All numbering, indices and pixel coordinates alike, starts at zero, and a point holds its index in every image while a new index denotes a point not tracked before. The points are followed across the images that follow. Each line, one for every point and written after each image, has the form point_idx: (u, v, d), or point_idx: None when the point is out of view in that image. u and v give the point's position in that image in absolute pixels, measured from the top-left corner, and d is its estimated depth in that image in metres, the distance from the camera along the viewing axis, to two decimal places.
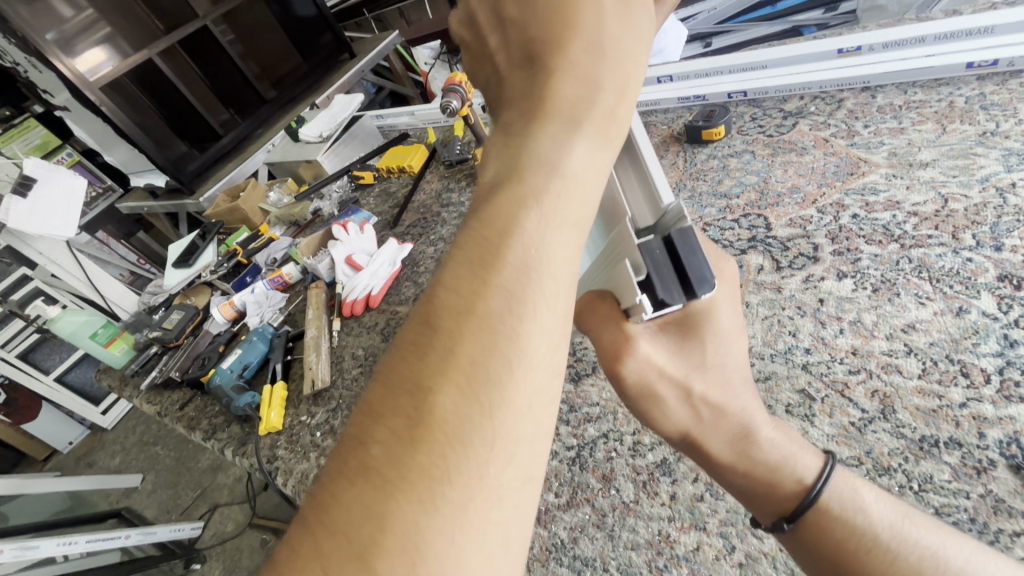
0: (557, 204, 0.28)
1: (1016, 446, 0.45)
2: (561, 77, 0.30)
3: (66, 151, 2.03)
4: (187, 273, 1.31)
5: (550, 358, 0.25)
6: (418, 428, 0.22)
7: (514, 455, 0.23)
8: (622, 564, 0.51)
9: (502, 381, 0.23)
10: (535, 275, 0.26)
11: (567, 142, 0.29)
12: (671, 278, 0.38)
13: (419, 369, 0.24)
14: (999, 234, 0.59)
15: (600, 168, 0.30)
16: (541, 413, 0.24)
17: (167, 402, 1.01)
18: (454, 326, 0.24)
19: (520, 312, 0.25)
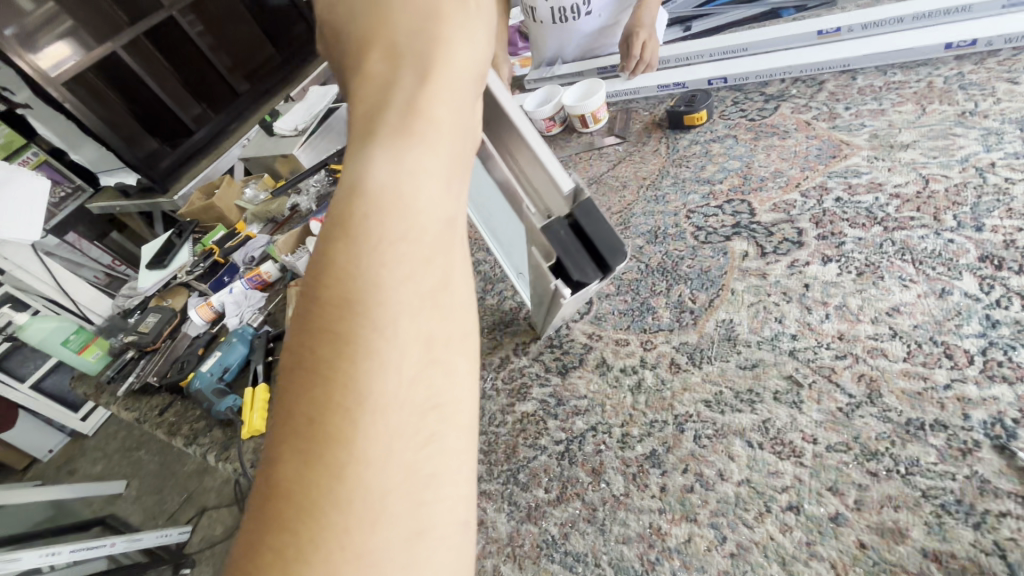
0: (409, 218, 0.27)
1: (1000, 426, 0.45)
2: (374, 88, 0.30)
3: (32, 149, 1.76)
4: (162, 274, 1.27)
5: (411, 360, 0.25)
6: (302, 470, 0.23)
7: (406, 462, 0.23)
8: (614, 558, 0.50)
9: (364, 399, 0.24)
10: (379, 291, 0.26)
11: (394, 150, 0.28)
12: (582, 258, 0.45)
13: (290, 419, 0.24)
14: (980, 214, 0.59)
15: (436, 156, 0.29)
16: (418, 411, 0.24)
17: (146, 408, 0.98)
18: (317, 368, 0.24)
19: (377, 332, 0.25)
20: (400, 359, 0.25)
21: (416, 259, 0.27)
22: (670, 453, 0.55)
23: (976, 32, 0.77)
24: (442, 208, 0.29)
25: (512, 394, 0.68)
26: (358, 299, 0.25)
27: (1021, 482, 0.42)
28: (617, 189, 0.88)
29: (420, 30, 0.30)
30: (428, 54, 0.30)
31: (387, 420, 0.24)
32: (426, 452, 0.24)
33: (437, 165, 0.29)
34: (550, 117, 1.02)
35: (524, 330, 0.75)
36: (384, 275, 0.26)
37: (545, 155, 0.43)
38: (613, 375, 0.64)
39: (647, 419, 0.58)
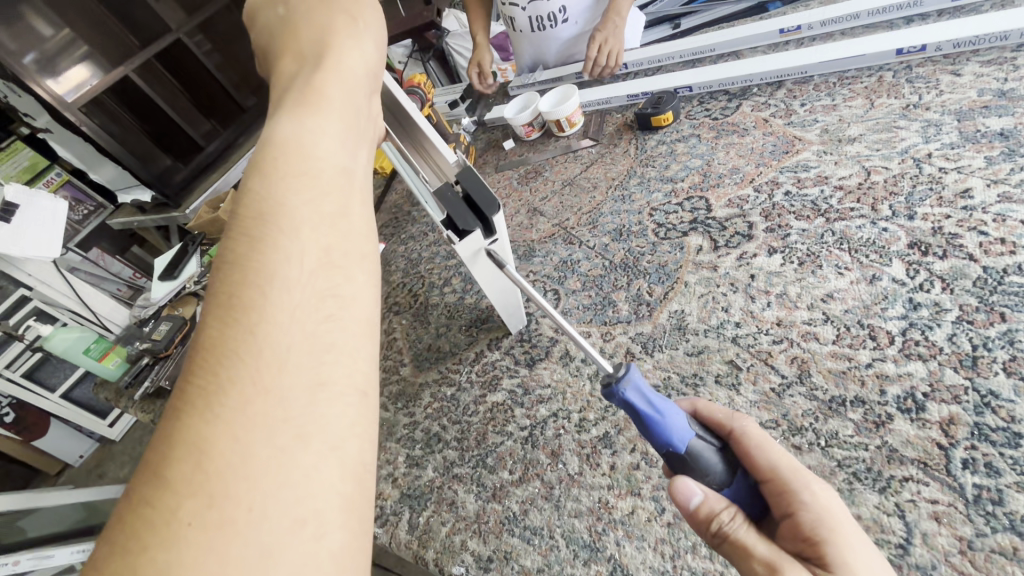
0: (309, 211, 0.33)
1: (911, 400, 0.49)
2: (298, 121, 0.37)
3: (56, 170, 1.85)
4: (173, 285, 1.36)
5: (306, 341, 0.28)
6: (199, 408, 0.24)
7: (301, 396, 0.26)
8: (567, 530, 0.55)
9: (265, 346, 0.27)
10: (280, 277, 0.29)
11: (303, 176, 0.34)
12: (468, 212, 0.54)
13: (187, 375, 0.26)
14: (913, 203, 0.63)
15: (341, 179, 0.36)
16: (308, 386, 0.27)
17: (161, 410, 1.05)
18: (216, 329, 0.27)
19: (278, 295, 0.29)
20: (299, 314, 0.29)
21: (317, 239, 0.32)
22: (620, 434, 0.60)
23: (925, 37, 0.79)
24: (339, 206, 0.34)
25: (483, 386, 0.72)
26: (261, 269, 0.29)
27: (924, 449, 0.46)
28: (587, 190, 0.90)
29: (324, 90, 0.39)
30: (327, 106, 0.38)
31: (286, 361, 0.27)
32: (320, 387, 0.27)
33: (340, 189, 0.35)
34: (528, 124, 1.03)
35: (496, 327, 0.79)
36: (287, 251, 0.30)
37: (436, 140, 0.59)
38: (574, 365, 0.69)
39: (602, 405, 0.63)
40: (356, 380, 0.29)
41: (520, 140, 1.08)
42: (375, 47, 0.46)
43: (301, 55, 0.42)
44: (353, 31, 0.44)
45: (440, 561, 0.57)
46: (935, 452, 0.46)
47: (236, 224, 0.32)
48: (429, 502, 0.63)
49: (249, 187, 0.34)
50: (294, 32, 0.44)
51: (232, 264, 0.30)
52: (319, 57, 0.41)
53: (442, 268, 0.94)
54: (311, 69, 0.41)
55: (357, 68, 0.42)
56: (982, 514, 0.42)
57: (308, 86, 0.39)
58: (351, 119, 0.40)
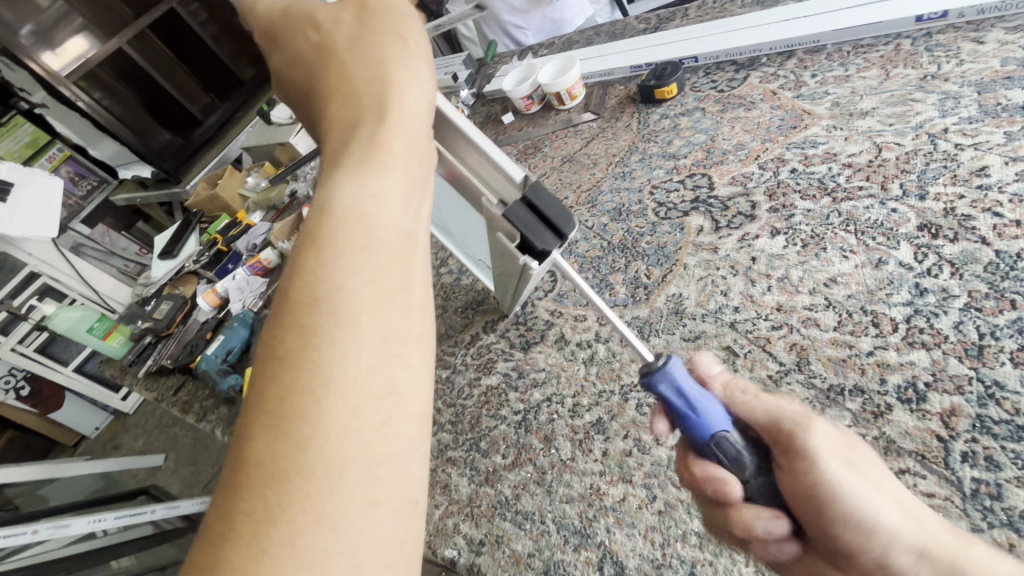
0: (368, 295, 0.30)
1: (912, 390, 0.48)
2: (350, 184, 0.33)
3: (57, 145, 1.83)
4: (173, 264, 1.37)
5: (362, 455, 0.27)
6: (248, 542, 0.24)
7: (354, 523, 0.25)
8: (557, 516, 0.55)
9: (317, 466, 0.26)
10: (337, 384, 0.27)
11: (355, 253, 0.31)
12: (542, 230, 0.47)
13: (236, 494, 0.25)
14: (925, 182, 0.61)
15: (396, 252, 0.33)
16: (364, 506, 0.26)
17: (163, 388, 1.04)
18: (266, 444, 0.26)
19: (336, 404, 0.27)
20: (356, 425, 0.27)
21: (376, 327, 0.30)
22: (614, 420, 0.59)
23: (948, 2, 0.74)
24: (399, 284, 0.32)
25: (478, 368, 0.71)
26: (316, 371, 0.27)
27: (922, 442, 0.45)
28: (588, 167, 0.86)
29: (389, 144, 0.35)
30: (390, 163, 0.35)
31: (342, 480, 0.26)
32: (374, 506, 0.26)
33: (393, 266, 0.32)
34: (527, 96, 0.99)
35: (492, 309, 0.78)
36: (345, 348, 0.28)
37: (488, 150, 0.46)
38: (569, 349, 0.68)
39: (597, 390, 0.63)
40: (408, 491, 0.28)
41: (519, 113, 1.04)
42: (430, 69, 0.40)
43: (354, 97, 0.38)
44: (409, 61, 0.39)
45: (434, 543, 0.58)
46: (934, 445, 0.45)
47: (286, 309, 0.30)
48: (423, 484, 0.63)
49: (297, 260, 0.31)
50: (343, 67, 0.39)
51: (282, 359, 0.28)
52: (377, 99, 0.37)
53: (440, 247, 0.93)
54: (370, 115, 0.37)
55: (420, 108, 0.38)
56: (979, 509, 0.41)
57: (368, 139, 0.36)
58: (413, 175, 0.36)
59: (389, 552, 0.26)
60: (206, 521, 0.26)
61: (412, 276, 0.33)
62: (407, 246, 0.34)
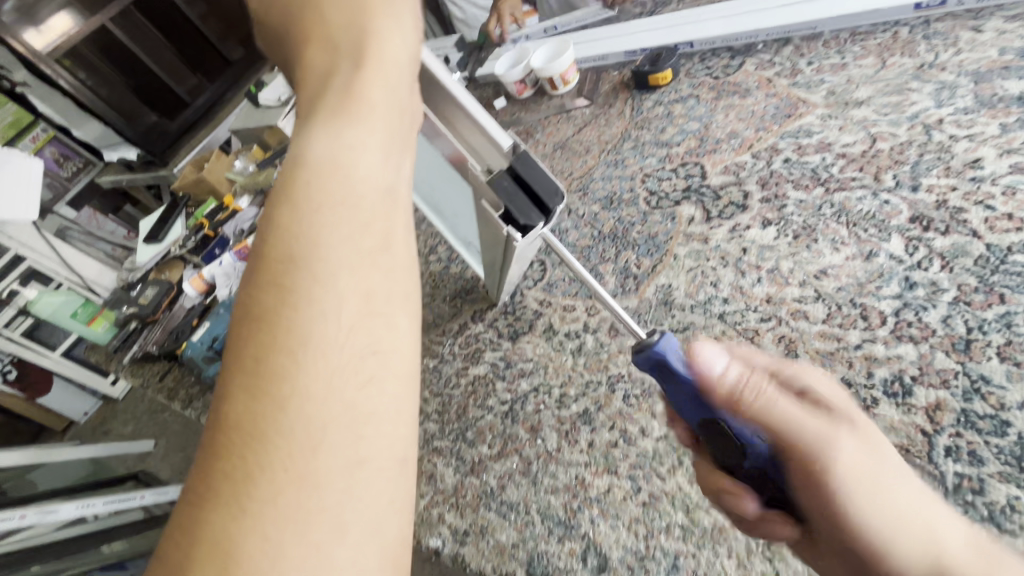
0: (348, 250, 0.29)
1: (898, 384, 0.48)
2: (327, 138, 0.32)
3: (41, 126, 1.76)
4: (159, 248, 1.35)
5: (344, 414, 0.25)
6: (227, 505, 0.23)
7: (338, 482, 0.24)
8: (542, 506, 0.55)
9: (296, 425, 0.24)
10: (314, 342, 0.26)
11: (334, 208, 0.30)
12: (528, 205, 0.47)
13: (213, 457, 0.24)
14: (918, 173, 0.60)
15: (378, 207, 0.31)
16: (348, 465, 0.25)
17: (149, 374, 1.02)
18: (242, 405, 0.25)
19: (314, 361, 0.26)
20: (336, 382, 0.26)
21: (357, 282, 0.28)
22: (600, 411, 0.59)
23: None
24: (382, 239, 0.30)
25: (466, 357, 0.71)
26: (293, 330, 0.26)
27: (907, 435, 0.45)
28: (580, 154, 0.85)
29: (367, 95, 0.34)
30: (370, 115, 0.33)
31: (323, 439, 0.24)
32: (359, 465, 0.25)
33: (375, 220, 0.30)
34: (520, 81, 0.97)
35: (481, 298, 0.77)
36: (323, 305, 0.27)
37: (482, 118, 0.45)
38: (558, 339, 0.67)
39: (584, 380, 0.62)
40: (395, 449, 0.26)
41: (511, 98, 1.02)
42: (411, 13, 0.38)
43: (330, 44, 0.36)
44: (389, 4, 0.37)
45: (418, 532, 0.57)
46: (918, 438, 0.45)
47: (262, 269, 0.28)
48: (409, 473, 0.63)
49: (273, 217, 0.30)
50: (314, 8, 0.36)
51: (258, 319, 0.27)
52: (355, 47, 0.35)
53: (429, 234, 0.91)
54: (348, 64, 0.35)
55: (401, 56, 0.36)
56: (961, 503, 0.41)
57: (346, 89, 0.34)
58: (397, 131, 0.35)
59: (376, 510, 0.25)
60: (186, 486, 0.25)
61: (397, 230, 0.31)
62: (389, 200, 0.32)
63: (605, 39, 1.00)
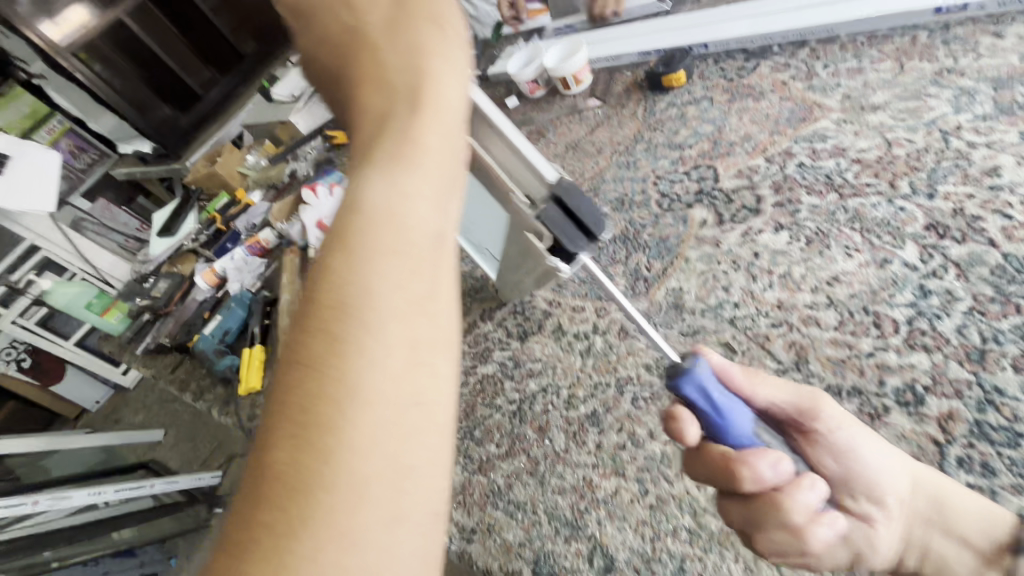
0: (398, 297, 0.29)
1: (910, 393, 0.47)
2: (381, 182, 0.32)
3: (56, 118, 1.82)
4: (172, 241, 1.37)
5: (389, 469, 0.25)
6: (268, 558, 0.23)
7: (378, 541, 0.24)
8: (549, 506, 0.55)
9: (342, 479, 0.24)
10: (364, 394, 0.26)
11: (385, 254, 0.30)
12: (574, 231, 0.47)
13: (256, 507, 0.24)
14: (935, 180, 0.59)
15: (427, 255, 0.31)
16: (390, 523, 0.25)
17: (161, 366, 1.04)
18: (289, 455, 0.25)
19: (363, 414, 0.26)
20: (382, 437, 0.26)
21: (406, 333, 0.28)
22: (609, 413, 0.59)
23: None
24: (430, 287, 0.30)
25: (475, 356, 0.71)
26: (342, 380, 0.26)
27: (918, 445, 0.45)
28: (591, 155, 0.85)
29: (421, 138, 0.33)
30: (424, 159, 0.33)
31: (367, 495, 0.25)
32: (400, 524, 0.25)
33: (423, 267, 0.30)
34: (533, 80, 0.97)
35: (491, 297, 0.77)
36: (373, 356, 0.27)
37: (525, 148, 0.46)
38: (567, 340, 0.67)
39: (593, 381, 0.62)
40: (432, 506, 0.26)
41: (523, 96, 1.02)
42: (468, 58, 0.39)
43: (387, 84, 0.36)
44: (446, 47, 0.37)
45: None
46: (929, 449, 0.44)
47: (312, 314, 0.28)
48: None
49: (324, 258, 0.30)
50: (375, 51, 0.37)
51: (307, 366, 0.27)
52: (412, 89, 0.35)
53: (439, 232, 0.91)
54: (403, 103, 0.35)
55: (455, 99, 0.36)
56: None
57: (400, 132, 0.34)
58: (447, 169, 0.34)
59: (413, 570, 0.25)
60: (223, 533, 0.25)
61: (443, 278, 0.31)
62: (438, 245, 0.32)
63: (618, 37, 0.99)
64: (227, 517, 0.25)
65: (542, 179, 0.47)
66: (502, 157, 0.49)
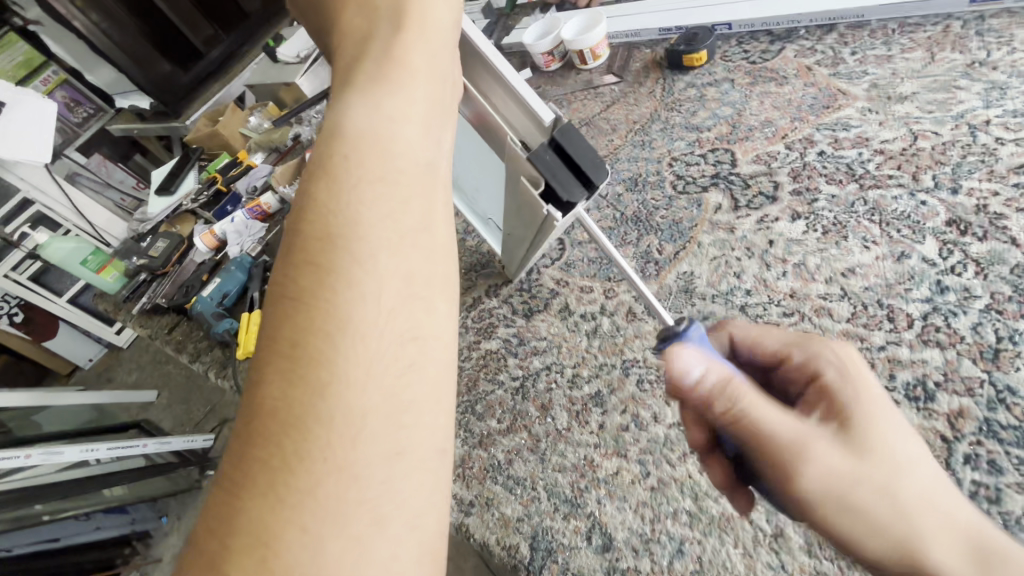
0: (389, 228, 0.28)
1: (920, 388, 0.47)
2: (368, 109, 0.31)
3: (52, 68, 1.74)
4: (170, 201, 1.34)
5: (382, 398, 0.25)
6: (267, 498, 0.22)
7: (377, 473, 0.23)
8: (549, 483, 0.55)
9: (335, 410, 0.24)
10: (350, 322, 0.25)
11: (372, 184, 0.29)
12: (569, 177, 0.45)
13: (248, 443, 0.24)
14: (960, 175, 0.58)
15: (417, 183, 0.30)
16: (388, 449, 0.24)
17: (157, 326, 1.02)
18: (280, 385, 0.24)
19: (351, 344, 0.25)
20: (374, 366, 0.25)
21: (398, 263, 0.27)
22: (613, 394, 0.59)
23: None
24: (422, 215, 0.29)
25: (478, 332, 0.70)
26: (332, 312, 0.25)
27: (926, 440, 0.45)
28: (606, 133, 0.83)
29: (408, 61, 0.33)
30: (413, 84, 0.32)
31: (362, 428, 0.24)
32: (397, 457, 0.24)
33: (415, 195, 0.29)
34: (548, 52, 0.93)
35: (497, 272, 0.75)
36: (363, 285, 0.26)
37: (520, 85, 0.44)
38: (573, 320, 0.67)
39: (598, 362, 0.62)
40: (434, 441, 0.25)
41: (538, 69, 0.99)
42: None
43: (371, 11, 0.35)
44: None
45: None
46: (937, 444, 0.44)
47: (298, 245, 0.28)
48: None
49: (310, 191, 0.29)
50: None
51: (294, 298, 0.26)
52: (396, 13, 0.35)
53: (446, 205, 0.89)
54: (389, 28, 0.34)
55: (443, 23, 0.36)
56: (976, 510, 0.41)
57: (387, 58, 0.33)
58: (438, 99, 0.34)
59: (414, 494, 0.24)
60: (219, 478, 0.24)
61: (435, 202, 0.30)
62: (425, 168, 0.31)
63: (640, 9, 0.96)
64: (220, 469, 0.25)
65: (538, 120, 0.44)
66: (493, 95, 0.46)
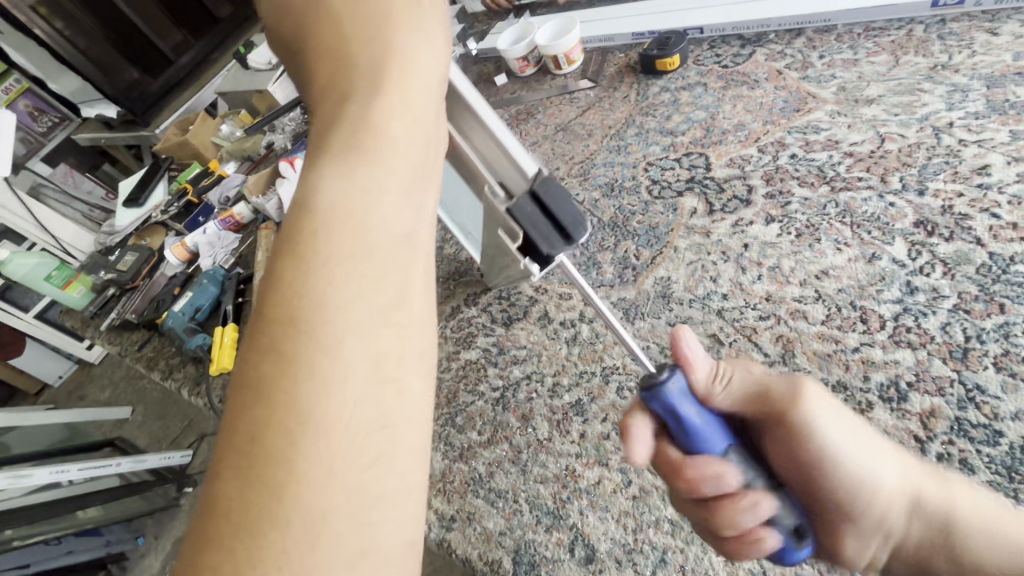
0: (357, 314, 0.27)
1: (893, 389, 0.48)
2: (341, 178, 0.30)
3: (13, 76, 1.66)
4: (139, 213, 1.30)
5: (344, 498, 0.24)
6: None
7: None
8: (531, 495, 0.54)
9: (293, 514, 0.23)
10: (313, 417, 0.24)
11: (338, 262, 0.28)
12: (550, 231, 0.43)
13: (201, 546, 0.23)
14: (926, 177, 0.59)
15: (388, 260, 0.29)
16: (347, 549, 0.23)
17: (127, 343, 0.99)
18: (237, 486, 0.24)
19: (315, 441, 0.24)
20: (338, 465, 0.24)
21: (366, 351, 0.26)
22: (593, 402, 0.58)
23: None
24: (395, 296, 0.28)
25: (458, 341, 0.69)
26: (294, 407, 0.24)
27: (899, 441, 0.45)
28: (582, 138, 0.83)
29: (385, 126, 0.32)
30: (388, 152, 0.31)
31: (324, 530, 0.23)
32: (360, 558, 0.23)
33: (385, 276, 0.28)
34: (523, 57, 0.93)
35: (475, 281, 0.75)
36: (328, 377, 0.25)
37: (503, 134, 0.43)
38: (552, 328, 0.66)
39: (578, 370, 0.61)
40: (399, 533, 0.25)
41: (513, 75, 0.98)
42: (442, 31, 0.36)
43: (350, 64, 0.34)
44: (415, 21, 0.35)
45: None
46: (910, 444, 0.45)
47: (262, 330, 0.27)
48: None
49: (275, 268, 0.28)
50: (336, 20, 0.34)
51: (255, 389, 0.25)
52: (375, 69, 0.33)
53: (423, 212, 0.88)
54: (366, 90, 0.33)
55: (425, 79, 0.34)
56: None
57: (362, 121, 0.32)
58: (417, 165, 0.32)
59: None
60: (170, 574, 0.23)
61: (409, 279, 0.29)
62: (398, 241, 0.30)
63: (613, 14, 0.96)
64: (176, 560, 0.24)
65: (519, 169, 0.43)
66: (473, 138, 0.44)
